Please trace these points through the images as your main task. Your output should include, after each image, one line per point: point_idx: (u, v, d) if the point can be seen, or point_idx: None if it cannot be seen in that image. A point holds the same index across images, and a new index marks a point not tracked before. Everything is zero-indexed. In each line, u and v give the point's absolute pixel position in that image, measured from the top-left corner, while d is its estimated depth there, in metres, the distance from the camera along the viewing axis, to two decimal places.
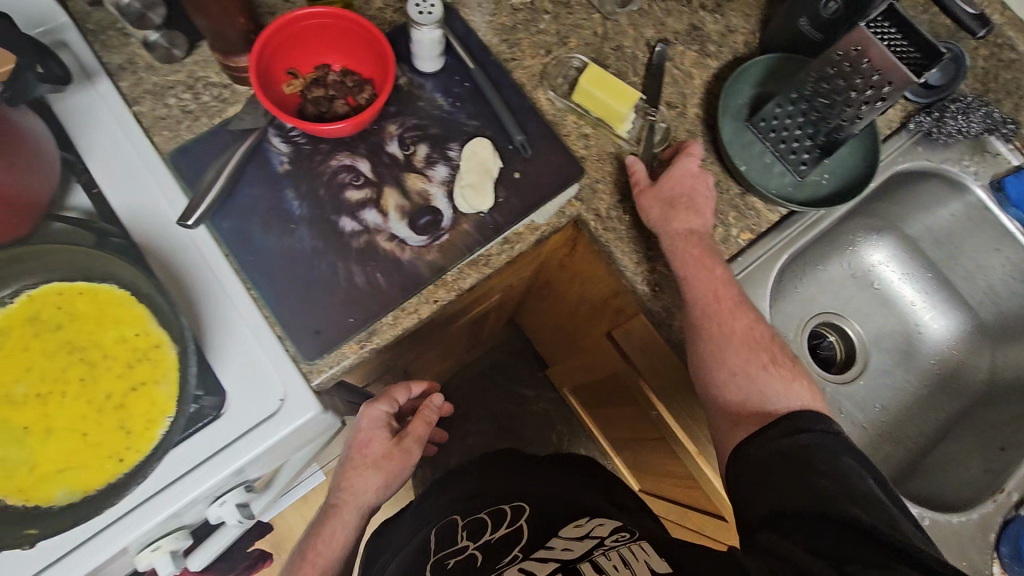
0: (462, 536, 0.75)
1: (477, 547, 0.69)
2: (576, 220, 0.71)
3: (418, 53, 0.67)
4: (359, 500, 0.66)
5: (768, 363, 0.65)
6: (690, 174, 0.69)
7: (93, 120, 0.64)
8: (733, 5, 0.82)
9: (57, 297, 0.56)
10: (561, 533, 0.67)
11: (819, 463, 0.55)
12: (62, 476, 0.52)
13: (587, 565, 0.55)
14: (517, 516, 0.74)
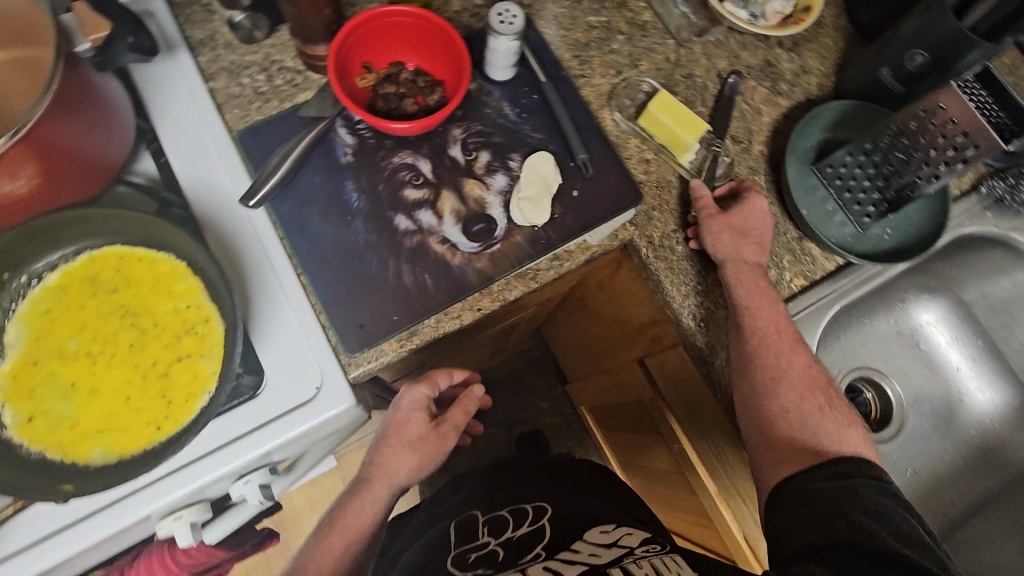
0: (483, 532, 0.79)
1: (499, 544, 0.76)
2: (627, 244, 0.71)
3: (493, 62, 0.68)
4: (386, 477, 0.63)
5: (824, 405, 0.63)
6: (757, 209, 0.69)
7: (169, 91, 0.66)
8: (810, 46, 0.80)
9: (116, 261, 0.57)
10: (588, 537, 0.72)
11: (870, 505, 0.54)
12: (101, 436, 0.53)
13: (617, 570, 0.61)
14: (539, 516, 0.80)
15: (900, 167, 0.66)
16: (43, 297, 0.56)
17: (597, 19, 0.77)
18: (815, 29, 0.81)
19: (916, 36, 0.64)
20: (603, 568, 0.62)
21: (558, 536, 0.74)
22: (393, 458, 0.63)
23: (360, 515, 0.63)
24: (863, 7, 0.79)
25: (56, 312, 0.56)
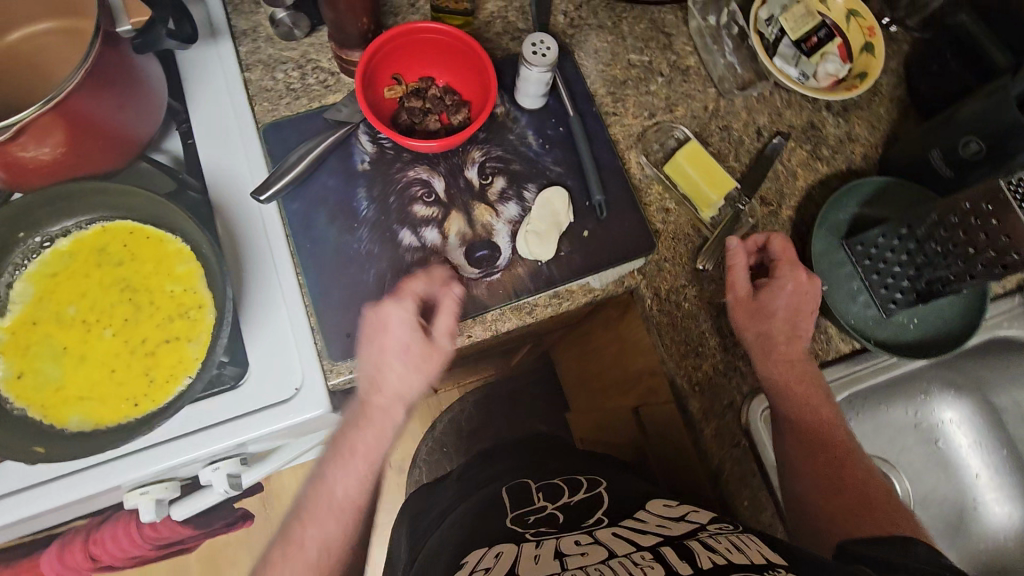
0: (538, 499, 0.68)
1: (556, 509, 0.63)
2: (633, 292, 0.69)
3: (523, 90, 0.67)
4: (388, 393, 0.60)
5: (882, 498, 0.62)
6: (797, 282, 0.64)
7: (206, 77, 0.68)
8: (859, 113, 0.77)
9: (126, 235, 0.59)
10: (650, 508, 0.60)
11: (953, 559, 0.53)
12: (81, 403, 0.55)
13: (696, 542, 0.48)
14: (593, 486, 0.68)
15: (932, 258, 0.62)
16: (51, 259, 0.58)
17: (639, 58, 0.75)
18: (868, 97, 0.78)
19: (975, 122, 0.61)
20: (681, 541, 0.49)
21: (618, 505, 0.62)
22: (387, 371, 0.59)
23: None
24: (922, 82, 0.75)
25: (62, 275, 0.58)
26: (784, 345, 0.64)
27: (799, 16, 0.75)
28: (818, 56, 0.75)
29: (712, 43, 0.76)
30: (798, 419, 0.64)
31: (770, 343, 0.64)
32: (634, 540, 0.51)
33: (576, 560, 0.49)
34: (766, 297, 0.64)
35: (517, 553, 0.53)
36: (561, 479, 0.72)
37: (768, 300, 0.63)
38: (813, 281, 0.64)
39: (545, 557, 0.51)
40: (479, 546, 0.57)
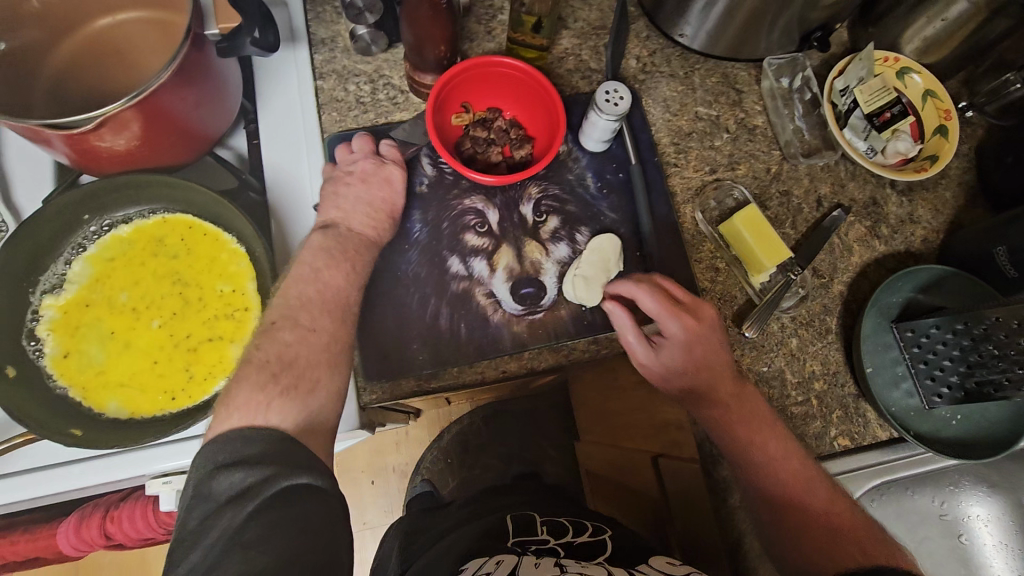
0: (541, 529, 0.69)
1: (559, 543, 0.64)
2: None
3: (588, 132, 0.67)
4: (359, 237, 0.61)
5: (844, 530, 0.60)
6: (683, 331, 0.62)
7: (281, 82, 0.69)
8: (924, 195, 0.75)
9: (184, 230, 0.60)
10: (652, 560, 0.60)
11: None
12: (120, 390, 0.56)
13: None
14: (597, 532, 0.67)
15: (987, 360, 0.61)
16: (111, 244, 0.59)
17: (706, 111, 0.75)
18: (936, 179, 0.76)
19: None
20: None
21: (621, 553, 0.61)
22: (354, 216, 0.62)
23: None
24: (994, 172, 0.73)
25: (119, 261, 0.59)
26: (734, 400, 0.63)
27: (874, 89, 0.72)
28: (888, 132, 0.73)
29: (783, 106, 0.75)
30: (769, 466, 0.62)
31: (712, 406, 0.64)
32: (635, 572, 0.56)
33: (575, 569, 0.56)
34: (673, 354, 0.63)
35: (520, 560, 0.57)
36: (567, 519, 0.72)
37: (665, 352, 0.63)
38: (700, 320, 0.62)
39: (545, 564, 0.57)
40: (480, 555, 0.61)
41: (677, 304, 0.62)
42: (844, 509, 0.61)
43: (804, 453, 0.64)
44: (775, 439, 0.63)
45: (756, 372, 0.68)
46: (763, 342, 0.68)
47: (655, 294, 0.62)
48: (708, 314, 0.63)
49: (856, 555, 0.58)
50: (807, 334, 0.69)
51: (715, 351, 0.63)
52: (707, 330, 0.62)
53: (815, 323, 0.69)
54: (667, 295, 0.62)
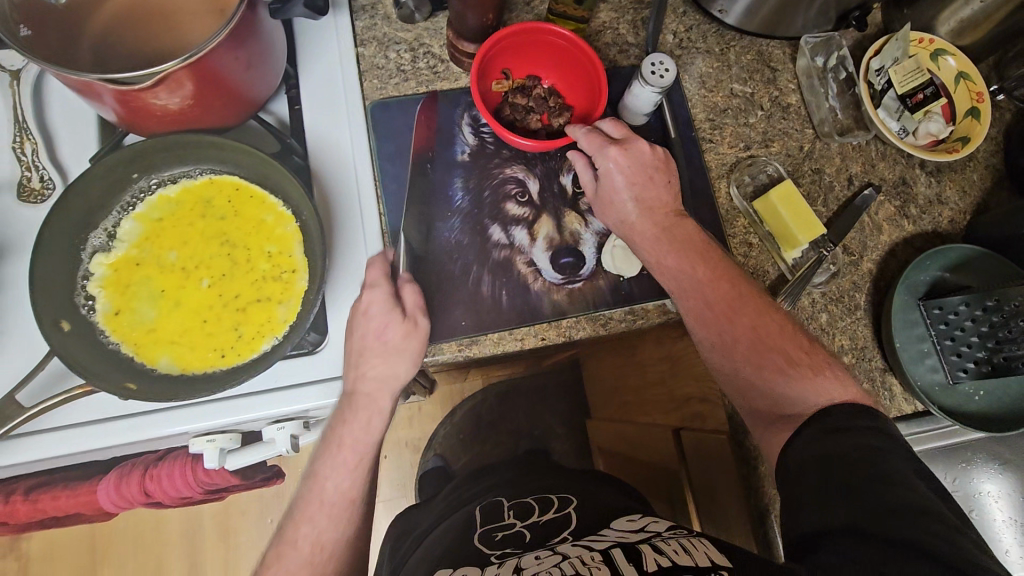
0: (508, 515, 0.71)
1: (525, 526, 0.67)
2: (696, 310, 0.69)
3: (629, 105, 0.67)
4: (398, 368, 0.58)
5: (785, 365, 0.59)
6: (616, 158, 0.63)
7: (323, 48, 0.69)
8: (952, 176, 0.76)
9: (233, 192, 0.61)
10: (614, 524, 0.61)
11: (879, 469, 0.47)
12: (170, 347, 0.56)
13: (647, 546, 0.50)
14: (563, 506, 0.70)
15: (1016, 336, 0.62)
16: (159, 204, 0.60)
17: (741, 88, 0.76)
18: (964, 161, 0.77)
19: None
20: (631, 544, 0.52)
21: (585, 523, 0.64)
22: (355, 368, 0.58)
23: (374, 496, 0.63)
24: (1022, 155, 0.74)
25: (168, 221, 0.60)
26: (665, 232, 0.64)
27: (909, 71, 0.72)
28: (921, 113, 0.73)
29: (818, 85, 0.76)
30: (694, 292, 0.62)
31: (684, 293, 0.62)
32: (589, 545, 0.54)
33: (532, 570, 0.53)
34: (615, 186, 0.64)
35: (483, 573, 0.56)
36: (533, 499, 0.75)
37: (608, 188, 0.64)
38: (625, 146, 0.63)
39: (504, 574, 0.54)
40: (445, 566, 0.60)
41: (602, 138, 0.64)
42: (775, 326, 0.61)
43: (738, 277, 0.63)
44: (703, 265, 0.62)
45: None
46: (794, 316, 0.69)
47: (585, 128, 0.64)
48: (641, 146, 0.64)
49: (782, 367, 0.59)
50: (837, 310, 0.70)
51: (657, 188, 0.65)
52: (636, 154, 0.64)
53: (844, 299, 0.71)
54: (597, 132, 0.64)
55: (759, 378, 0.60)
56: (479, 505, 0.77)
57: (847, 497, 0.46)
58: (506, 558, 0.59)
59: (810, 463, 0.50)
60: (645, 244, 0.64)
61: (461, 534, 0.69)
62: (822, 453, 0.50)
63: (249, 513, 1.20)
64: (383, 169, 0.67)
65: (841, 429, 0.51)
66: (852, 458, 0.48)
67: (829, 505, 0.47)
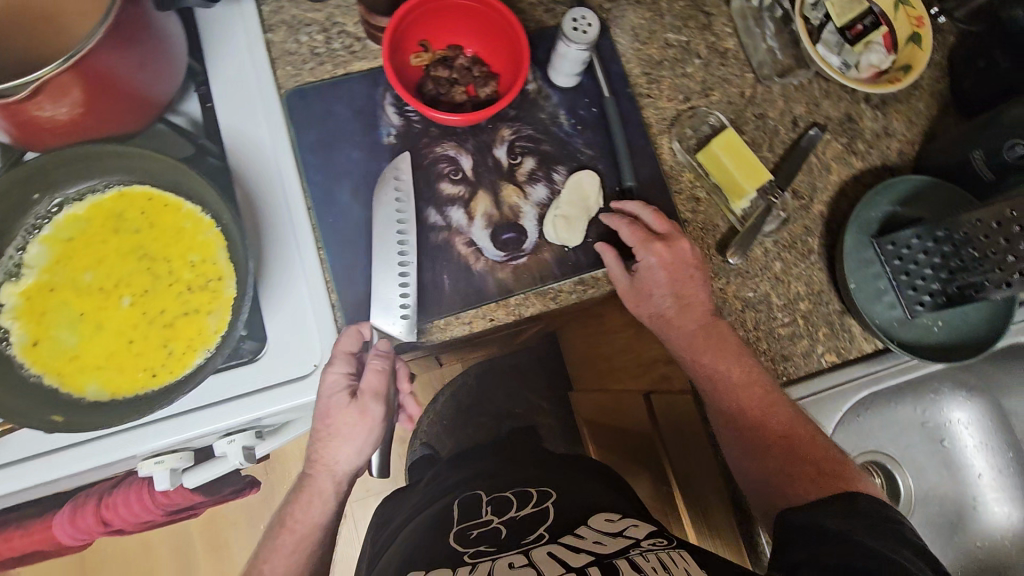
0: (486, 511, 0.70)
1: (503, 522, 0.66)
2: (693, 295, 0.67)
3: (557, 67, 0.64)
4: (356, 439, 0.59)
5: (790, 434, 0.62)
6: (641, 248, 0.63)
7: (228, 35, 0.64)
8: (898, 107, 0.74)
9: (144, 202, 0.57)
10: (592, 523, 0.63)
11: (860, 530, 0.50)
12: (98, 372, 0.54)
13: (624, 562, 0.52)
14: (541, 499, 0.70)
15: (967, 264, 0.60)
16: (66, 223, 0.56)
17: (676, 37, 0.72)
18: (909, 90, 0.75)
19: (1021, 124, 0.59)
20: (609, 560, 0.53)
21: (561, 520, 0.64)
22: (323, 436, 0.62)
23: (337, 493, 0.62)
24: (966, 77, 0.72)
25: (79, 240, 0.56)
26: (699, 330, 0.64)
27: (846, 3, 0.73)
28: (861, 46, 0.72)
29: (753, 26, 0.73)
30: (727, 387, 0.63)
31: (698, 361, 0.63)
32: (563, 560, 0.55)
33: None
34: (652, 279, 0.63)
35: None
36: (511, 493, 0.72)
37: (645, 283, 0.64)
38: (670, 245, 0.63)
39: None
40: (417, 569, 0.59)
41: (648, 233, 0.63)
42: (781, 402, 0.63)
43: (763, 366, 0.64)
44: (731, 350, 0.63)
45: (742, 299, 0.68)
46: (747, 268, 0.68)
47: (629, 220, 0.64)
48: (684, 245, 0.64)
49: (811, 471, 0.59)
50: (790, 257, 0.69)
51: (694, 287, 0.64)
52: (678, 255, 0.63)
53: (797, 245, 0.69)
54: (642, 225, 0.64)
55: (777, 462, 0.60)
56: (456, 497, 0.74)
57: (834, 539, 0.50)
58: (479, 563, 0.58)
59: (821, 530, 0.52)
60: (674, 339, 0.65)
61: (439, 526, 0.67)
62: (838, 526, 0.52)
63: (242, 523, 1.19)
64: (306, 160, 0.65)
65: (868, 518, 0.52)
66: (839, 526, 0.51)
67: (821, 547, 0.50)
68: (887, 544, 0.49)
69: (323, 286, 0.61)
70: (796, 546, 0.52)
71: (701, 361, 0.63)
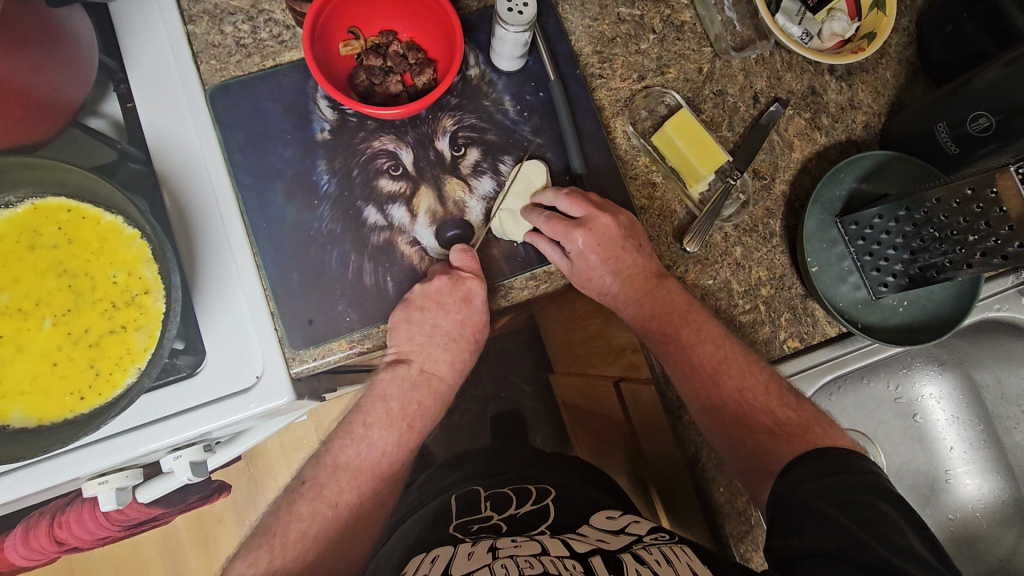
0: (484, 505, 0.71)
1: (502, 519, 0.66)
2: (668, 266, 0.66)
3: (499, 50, 0.60)
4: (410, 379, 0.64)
5: (764, 397, 0.62)
6: (562, 233, 0.60)
7: (145, 28, 0.60)
8: (864, 77, 0.71)
9: (61, 216, 0.53)
10: (593, 521, 0.63)
11: (848, 499, 0.50)
12: (22, 398, 0.51)
13: (628, 556, 0.54)
14: (541, 497, 0.70)
15: (929, 244, 0.58)
16: None
17: (629, 11, 0.68)
18: (876, 59, 0.71)
19: (987, 94, 0.57)
20: (613, 553, 0.54)
21: (562, 519, 0.64)
22: (429, 353, 0.63)
23: (316, 498, 0.62)
24: (934, 42, 0.68)
25: None
26: (647, 297, 0.64)
27: None
28: (824, 13, 0.68)
29: None
30: (688, 351, 0.64)
31: (667, 345, 0.65)
32: (570, 544, 0.57)
33: (508, 551, 0.57)
34: (589, 265, 0.62)
35: (454, 554, 0.58)
36: (511, 489, 0.74)
37: (581, 267, 0.62)
38: (591, 228, 0.60)
39: (479, 552, 0.58)
40: (420, 551, 0.62)
41: (566, 223, 0.60)
42: (761, 385, 0.62)
43: (727, 339, 0.64)
44: (691, 326, 0.63)
45: (702, 287, 0.66)
46: (706, 255, 0.66)
47: (545, 213, 0.61)
48: (605, 223, 0.60)
49: (771, 427, 0.61)
50: (752, 241, 0.66)
51: (634, 258, 0.63)
52: (606, 233, 0.60)
53: (758, 228, 0.67)
54: (559, 216, 0.61)
55: (728, 414, 0.62)
56: (456, 492, 0.76)
57: (817, 520, 0.50)
58: (480, 539, 0.62)
59: (798, 495, 0.53)
60: (631, 311, 0.66)
61: (416, 531, 0.68)
62: (810, 493, 0.53)
63: (228, 521, 1.13)
64: (236, 161, 0.61)
65: (836, 474, 0.53)
66: (825, 508, 0.50)
67: (817, 535, 0.49)
68: (867, 500, 0.50)
69: (260, 293, 0.58)
70: (778, 532, 0.52)
71: (654, 327, 0.65)
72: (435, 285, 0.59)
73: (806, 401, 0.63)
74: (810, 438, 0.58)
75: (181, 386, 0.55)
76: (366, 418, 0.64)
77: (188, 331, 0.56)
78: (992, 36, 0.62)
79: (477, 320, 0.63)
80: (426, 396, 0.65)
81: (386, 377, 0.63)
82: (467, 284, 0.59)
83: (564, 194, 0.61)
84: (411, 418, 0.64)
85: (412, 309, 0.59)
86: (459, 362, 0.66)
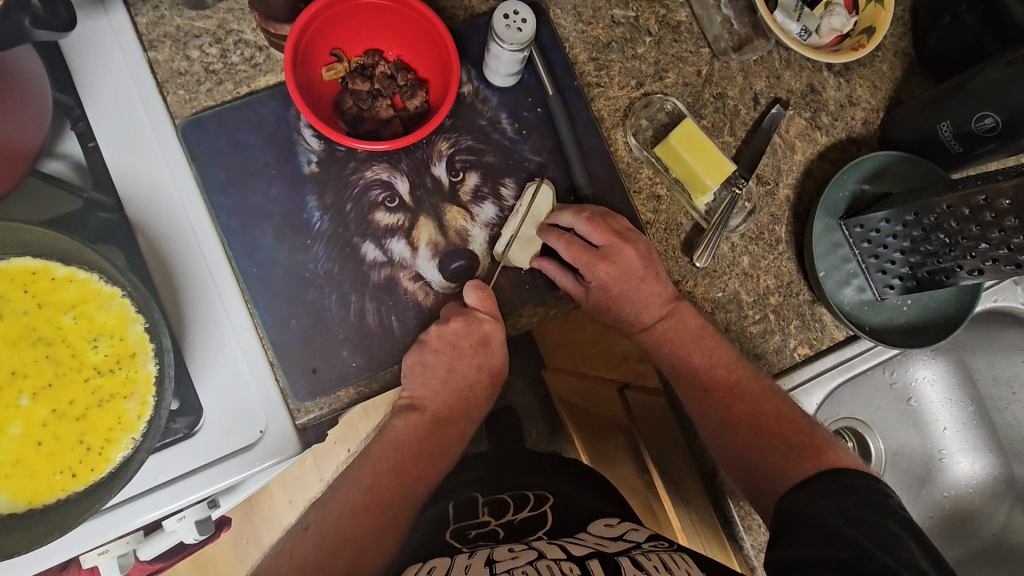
0: (483, 512, 0.65)
1: (499, 527, 0.61)
2: (679, 283, 0.65)
3: (493, 66, 0.57)
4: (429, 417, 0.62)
5: (774, 418, 0.62)
6: (583, 259, 0.59)
7: (103, 58, 0.54)
8: (862, 71, 0.69)
9: (27, 277, 0.48)
10: (591, 527, 0.59)
11: (853, 514, 0.51)
12: (7, 481, 0.47)
13: (626, 561, 0.50)
14: (540, 503, 0.65)
15: (938, 250, 0.57)
16: None
17: (624, 13, 0.64)
18: (872, 52, 0.70)
19: (987, 95, 0.56)
20: (611, 555, 0.51)
21: (563, 524, 0.60)
22: (446, 396, 0.62)
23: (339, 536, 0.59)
24: (931, 36, 0.67)
25: None
26: (662, 321, 0.63)
27: None
28: (822, 8, 0.66)
29: None
30: (698, 376, 0.64)
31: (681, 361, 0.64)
32: (567, 548, 0.54)
33: (505, 565, 0.51)
34: (599, 287, 0.61)
35: (452, 565, 0.53)
36: (509, 495, 0.68)
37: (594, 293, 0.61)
38: (613, 262, 0.58)
39: (476, 565, 0.52)
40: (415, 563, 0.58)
41: (587, 253, 0.59)
42: (769, 405, 0.62)
43: (737, 357, 0.64)
44: (700, 351, 0.63)
45: (711, 300, 0.65)
46: (714, 267, 0.65)
47: (564, 237, 0.59)
48: (627, 254, 0.59)
49: (785, 442, 0.61)
50: (758, 249, 0.65)
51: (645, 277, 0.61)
52: (627, 267, 0.59)
53: (764, 236, 0.66)
54: (578, 243, 0.59)
55: (743, 434, 0.62)
56: (452, 502, 0.68)
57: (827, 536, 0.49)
58: (478, 548, 0.56)
59: (810, 508, 0.53)
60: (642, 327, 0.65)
61: None
62: (820, 508, 0.53)
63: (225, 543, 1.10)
64: (216, 203, 0.57)
65: (846, 492, 0.53)
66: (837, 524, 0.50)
67: (828, 544, 0.49)
68: (874, 518, 0.50)
69: (256, 345, 0.55)
70: (783, 543, 0.52)
71: (666, 346, 0.64)
72: (455, 317, 0.56)
73: (814, 421, 0.63)
74: (826, 459, 0.58)
75: (176, 447, 0.52)
76: (401, 438, 0.61)
77: (183, 391, 0.52)
78: (993, 32, 0.60)
79: (495, 355, 0.62)
80: (433, 430, 0.62)
81: (405, 421, 0.62)
82: (484, 326, 0.57)
83: (587, 214, 0.58)
84: (417, 455, 0.62)
85: (428, 348, 0.57)
86: (469, 392, 0.63)
